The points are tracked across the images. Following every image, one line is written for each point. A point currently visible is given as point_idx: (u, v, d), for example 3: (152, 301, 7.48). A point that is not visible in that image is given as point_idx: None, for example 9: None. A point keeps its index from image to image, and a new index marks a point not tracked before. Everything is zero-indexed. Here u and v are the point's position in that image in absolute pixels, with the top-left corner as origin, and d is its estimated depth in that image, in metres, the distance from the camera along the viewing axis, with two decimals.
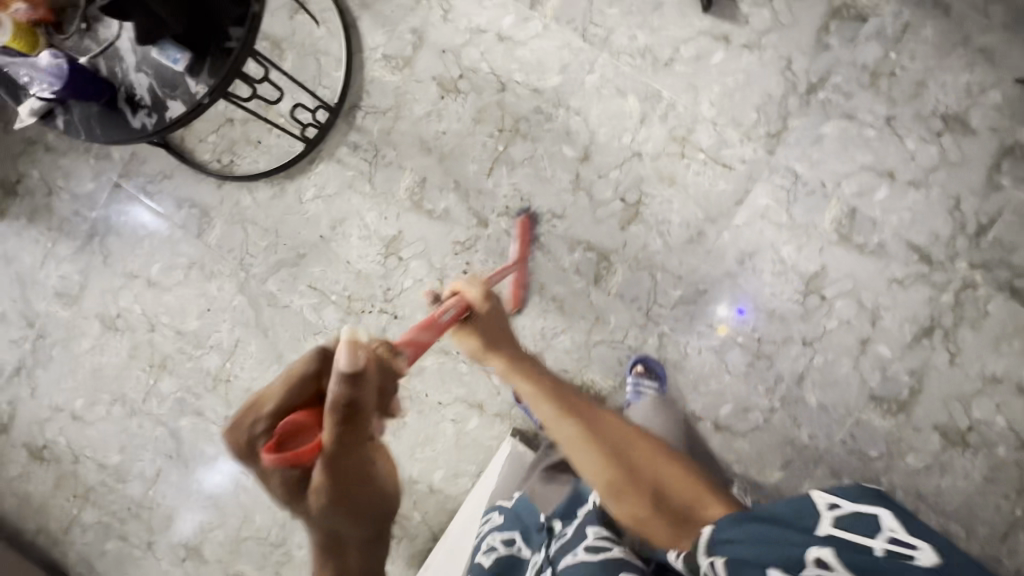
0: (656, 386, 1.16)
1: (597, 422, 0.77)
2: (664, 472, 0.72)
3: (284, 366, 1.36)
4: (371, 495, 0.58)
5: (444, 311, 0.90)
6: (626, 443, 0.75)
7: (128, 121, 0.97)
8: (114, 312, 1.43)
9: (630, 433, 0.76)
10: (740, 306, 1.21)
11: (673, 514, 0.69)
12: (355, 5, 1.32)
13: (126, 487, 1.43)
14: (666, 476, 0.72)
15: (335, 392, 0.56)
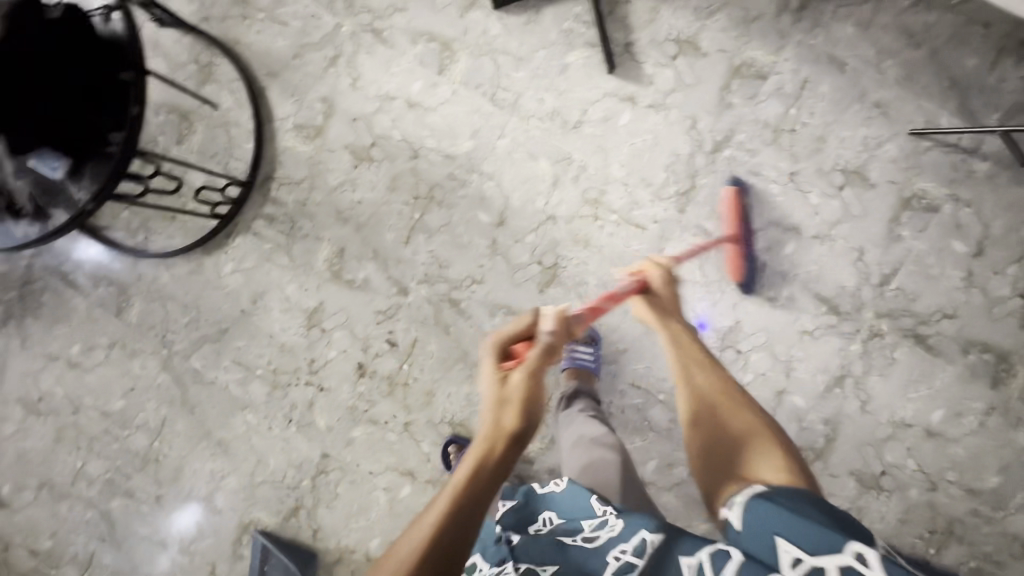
0: (590, 352, 1.19)
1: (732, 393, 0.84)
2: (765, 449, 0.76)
3: (213, 442, 1.34)
4: (532, 405, 0.72)
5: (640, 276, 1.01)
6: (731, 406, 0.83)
7: (12, 229, 0.95)
8: (37, 395, 1.40)
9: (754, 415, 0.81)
10: (701, 321, 1.21)
11: (733, 471, 0.76)
12: (262, 75, 1.30)
13: (59, 572, 1.40)
14: (741, 436, 0.79)
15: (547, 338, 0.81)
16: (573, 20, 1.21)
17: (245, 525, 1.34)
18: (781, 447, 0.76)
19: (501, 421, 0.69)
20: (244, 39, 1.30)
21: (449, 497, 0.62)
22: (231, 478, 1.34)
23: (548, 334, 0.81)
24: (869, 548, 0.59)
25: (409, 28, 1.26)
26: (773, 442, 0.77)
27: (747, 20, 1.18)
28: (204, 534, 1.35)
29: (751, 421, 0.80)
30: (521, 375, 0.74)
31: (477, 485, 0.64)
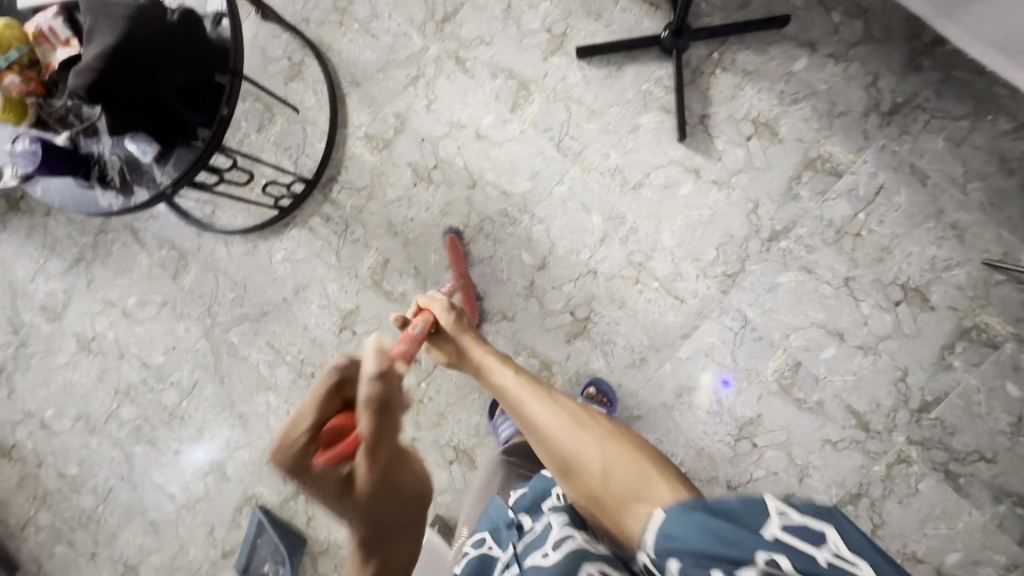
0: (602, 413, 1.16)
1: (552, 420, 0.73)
2: (609, 465, 0.66)
3: (234, 414, 1.42)
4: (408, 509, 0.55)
5: (415, 326, 0.92)
6: (586, 434, 0.70)
7: (98, 198, 1.03)
8: (91, 334, 1.51)
9: (582, 426, 0.72)
10: (725, 377, 1.19)
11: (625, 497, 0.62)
12: (345, 81, 1.35)
13: (80, 498, 1.52)
14: (617, 463, 0.66)
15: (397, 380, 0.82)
16: (653, 84, 1.21)
17: (248, 497, 1.41)
18: (639, 454, 0.68)
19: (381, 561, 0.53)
20: (336, 45, 1.36)
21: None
22: (244, 450, 1.42)
23: (371, 402, 0.56)
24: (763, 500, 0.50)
25: (491, 62, 1.28)
26: (637, 457, 0.67)
27: (832, 114, 1.15)
28: (210, 496, 1.44)
29: (609, 439, 0.70)
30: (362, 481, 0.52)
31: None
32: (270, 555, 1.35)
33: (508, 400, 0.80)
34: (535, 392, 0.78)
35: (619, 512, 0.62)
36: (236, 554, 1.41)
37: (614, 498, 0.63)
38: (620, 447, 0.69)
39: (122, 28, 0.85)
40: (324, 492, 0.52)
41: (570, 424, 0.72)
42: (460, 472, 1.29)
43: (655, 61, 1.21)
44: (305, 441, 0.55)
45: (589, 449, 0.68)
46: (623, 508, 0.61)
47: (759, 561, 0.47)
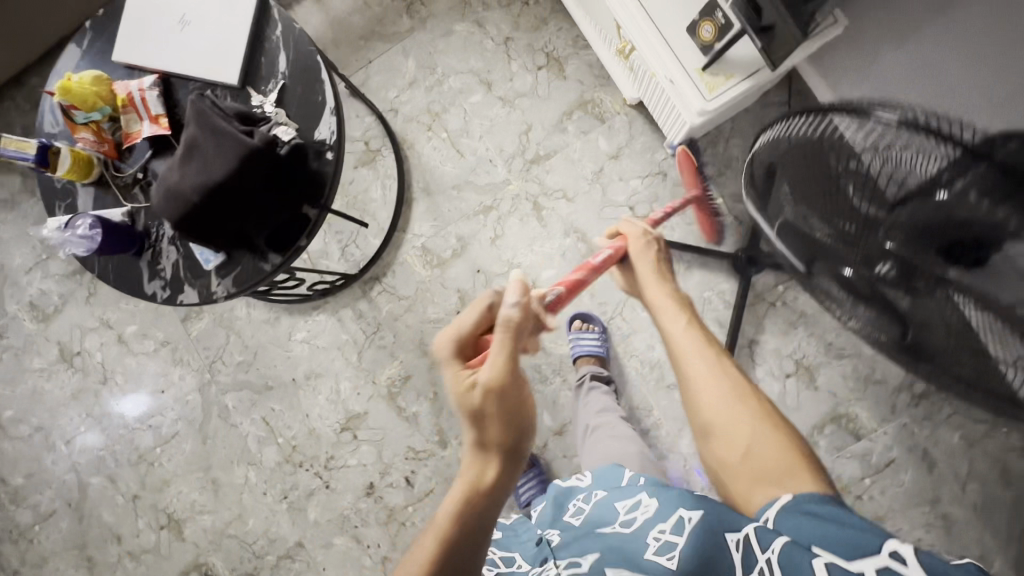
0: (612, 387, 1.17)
1: (696, 366, 0.71)
2: (757, 435, 0.63)
3: (207, 477, 1.37)
4: (515, 425, 0.60)
5: (601, 253, 0.89)
6: (733, 400, 0.67)
7: (142, 282, 0.97)
8: (76, 348, 1.43)
9: (734, 385, 0.68)
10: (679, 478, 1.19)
11: (759, 472, 0.61)
12: (416, 186, 1.32)
13: (17, 511, 1.43)
14: (766, 441, 0.63)
15: (512, 312, 0.62)
16: (714, 294, 1.23)
17: (198, 563, 1.36)
18: (795, 448, 0.62)
19: (481, 439, 0.60)
20: (418, 147, 1.32)
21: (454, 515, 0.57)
22: (208, 516, 1.37)
23: (511, 322, 0.62)
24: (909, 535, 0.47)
25: (568, 219, 1.27)
26: (790, 449, 0.61)
27: (868, 378, 1.20)
28: (158, 550, 1.38)
29: (766, 422, 0.65)
30: (488, 377, 0.59)
31: (474, 501, 0.58)
32: None
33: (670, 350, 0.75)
34: (705, 344, 0.73)
35: (747, 488, 0.61)
36: None
37: (753, 469, 0.61)
38: (765, 426, 0.65)
39: (232, 171, 0.80)
40: (461, 385, 0.61)
41: (720, 363, 0.71)
42: None
43: (723, 273, 1.23)
44: (463, 340, 0.65)
45: (740, 422, 0.65)
46: (756, 486, 0.60)
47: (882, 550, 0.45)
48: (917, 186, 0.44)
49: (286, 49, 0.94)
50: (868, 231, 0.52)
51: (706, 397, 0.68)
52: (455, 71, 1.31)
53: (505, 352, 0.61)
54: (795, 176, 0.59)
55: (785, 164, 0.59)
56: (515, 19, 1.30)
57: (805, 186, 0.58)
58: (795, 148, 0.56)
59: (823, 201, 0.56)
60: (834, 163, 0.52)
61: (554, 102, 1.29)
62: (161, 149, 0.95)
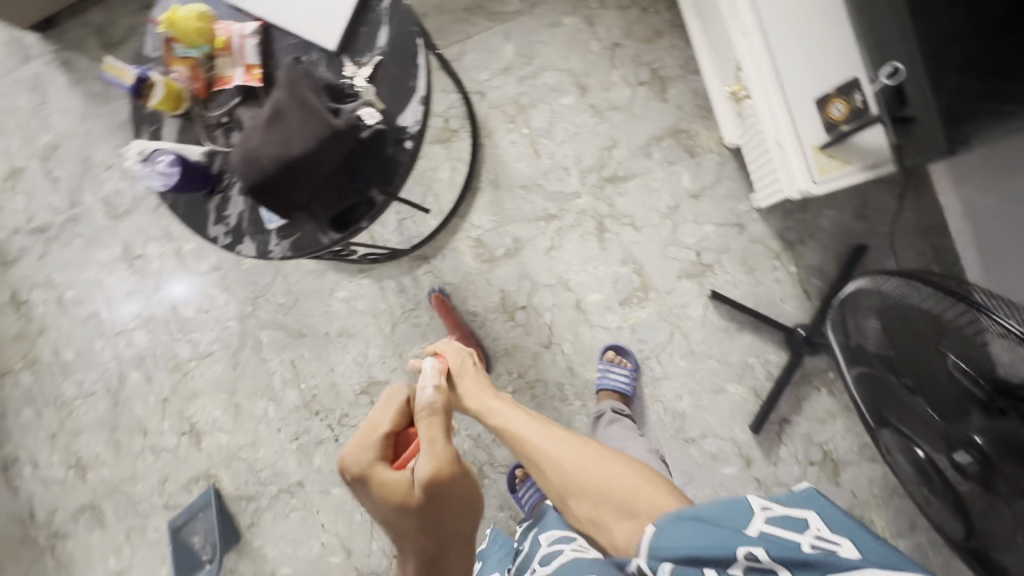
0: (625, 375, 1.19)
1: (530, 429, 0.83)
2: (588, 463, 0.76)
3: (231, 400, 1.45)
4: (464, 499, 0.66)
5: (429, 370, 0.92)
6: (576, 452, 0.78)
7: (206, 223, 0.98)
8: (138, 251, 1.51)
9: (558, 430, 0.83)
10: None
11: (617, 509, 0.71)
12: (485, 177, 1.29)
13: (63, 382, 1.57)
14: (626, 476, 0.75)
15: (427, 397, 0.77)
16: (758, 361, 1.18)
17: (208, 474, 1.47)
18: (632, 468, 0.76)
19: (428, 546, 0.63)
20: (496, 138, 1.28)
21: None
22: (225, 435, 1.46)
23: (428, 407, 0.75)
24: (750, 500, 0.61)
25: (629, 247, 1.23)
26: (630, 470, 0.75)
27: (898, 490, 1.13)
28: (177, 452, 1.49)
29: (596, 449, 0.79)
30: (424, 471, 0.65)
31: None
32: (204, 532, 1.45)
33: (516, 442, 0.83)
34: (516, 405, 0.88)
35: (610, 527, 0.71)
36: (175, 512, 1.49)
37: (604, 508, 0.72)
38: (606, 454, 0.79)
39: (315, 149, 0.80)
40: (396, 488, 0.65)
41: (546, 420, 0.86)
42: None
43: (774, 343, 1.18)
44: (384, 437, 0.73)
45: (592, 470, 0.76)
46: (618, 527, 0.70)
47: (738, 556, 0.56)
48: (1011, 400, 0.43)
49: (389, 23, 0.91)
50: (958, 418, 0.50)
51: (552, 453, 0.78)
52: (553, 67, 1.25)
53: (440, 439, 0.70)
54: (896, 335, 0.59)
55: (890, 319, 0.59)
56: (628, 26, 1.22)
57: (902, 350, 0.57)
58: (901, 307, 0.57)
59: (918, 370, 0.55)
60: (940, 344, 0.51)
61: (647, 123, 1.22)
62: (248, 98, 0.95)
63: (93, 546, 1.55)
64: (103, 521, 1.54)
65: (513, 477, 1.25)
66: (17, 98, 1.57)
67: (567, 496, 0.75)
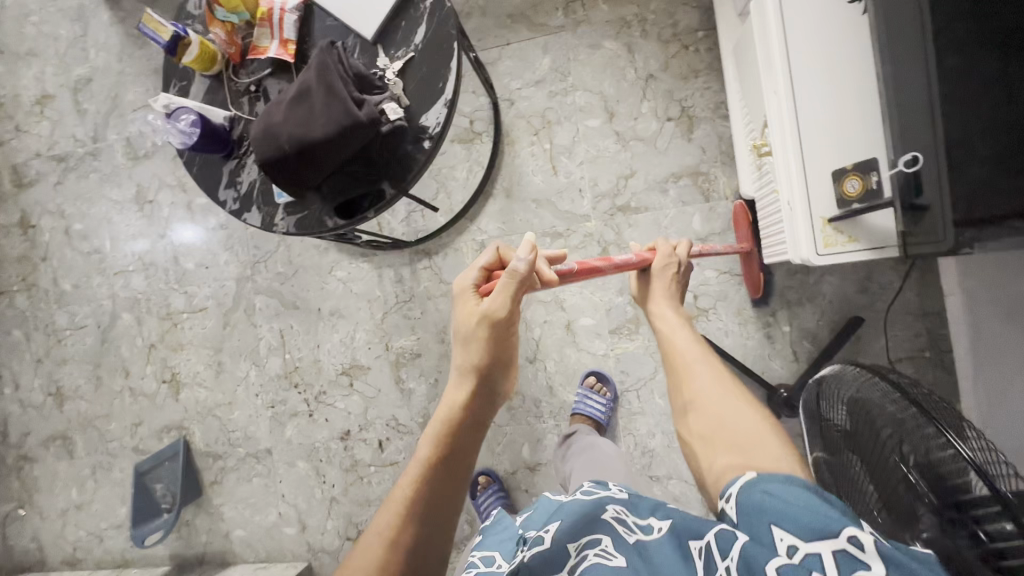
0: (603, 404, 1.20)
1: (695, 364, 0.66)
2: (730, 401, 0.61)
3: (215, 358, 1.47)
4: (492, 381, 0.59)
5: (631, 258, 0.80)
6: (720, 386, 0.63)
7: (217, 185, 0.99)
8: (151, 197, 1.52)
9: (723, 374, 0.65)
10: None
11: (726, 444, 0.57)
12: (500, 184, 1.30)
13: (56, 311, 1.59)
14: (748, 424, 0.58)
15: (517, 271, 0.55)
16: None
17: (181, 425, 1.49)
18: (775, 429, 0.58)
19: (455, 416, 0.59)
20: (517, 148, 1.29)
21: (431, 456, 0.58)
22: (204, 390, 1.48)
23: (517, 275, 0.55)
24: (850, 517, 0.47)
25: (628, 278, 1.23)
26: (771, 427, 0.57)
27: None
28: (154, 399, 1.51)
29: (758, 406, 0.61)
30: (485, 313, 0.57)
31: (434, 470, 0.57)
32: (167, 481, 1.47)
33: (671, 358, 0.69)
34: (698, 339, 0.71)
35: (708, 458, 0.58)
36: (143, 456, 1.51)
37: (716, 442, 0.58)
38: (759, 411, 0.60)
39: (333, 135, 0.81)
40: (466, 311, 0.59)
41: (714, 366, 0.65)
42: (349, 549, 1.38)
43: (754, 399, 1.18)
44: (478, 281, 0.61)
45: (724, 404, 0.60)
46: (722, 456, 0.57)
47: (839, 532, 0.42)
48: (960, 519, 0.44)
49: (428, 22, 0.91)
50: (907, 522, 0.51)
51: (697, 376, 0.65)
52: (585, 88, 1.25)
53: (508, 300, 0.56)
54: (859, 424, 0.59)
55: (858, 406, 0.59)
56: (666, 60, 1.22)
57: (865, 438, 0.58)
58: (871, 400, 0.57)
59: (875, 462, 0.56)
60: (901, 449, 0.52)
61: (667, 160, 1.22)
62: (279, 71, 0.96)
63: (59, 474, 1.58)
64: (74, 452, 1.57)
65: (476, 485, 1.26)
66: (59, 26, 1.59)
67: (683, 416, 0.64)
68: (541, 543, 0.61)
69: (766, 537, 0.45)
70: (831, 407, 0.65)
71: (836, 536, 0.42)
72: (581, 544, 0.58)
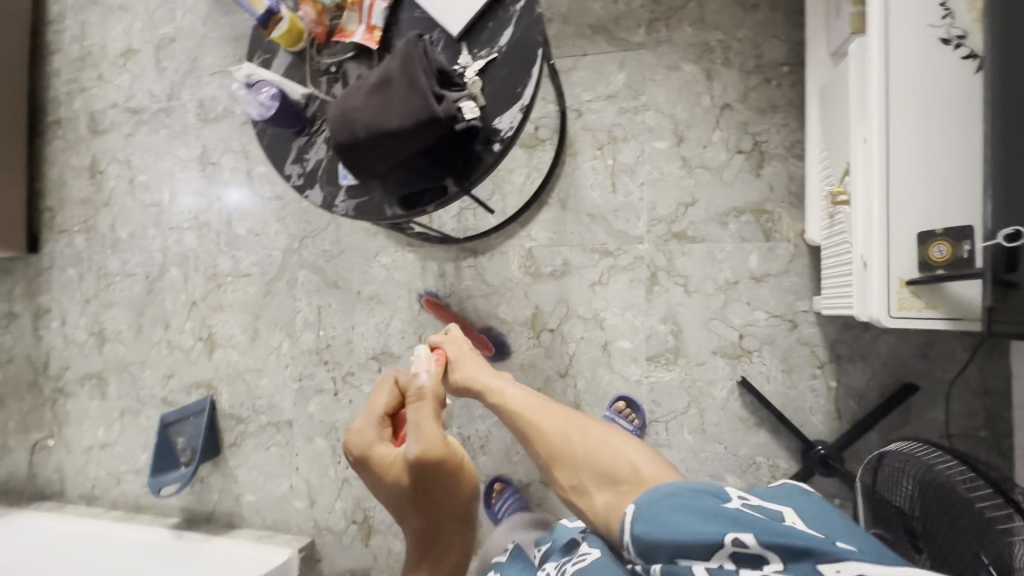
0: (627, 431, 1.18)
1: (541, 414, 0.84)
2: (586, 439, 0.78)
3: (252, 324, 1.50)
4: (452, 484, 0.71)
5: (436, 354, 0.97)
6: (571, 430, 0.80)
7: (284, 159, 1.01)
8: (214, 159, 1.57)
9: (558, 409, 0.86)
10: None
11: (601, 476, 0.74)
12: (556, 194, 1.28)
13: (110, 256, 1.65)
14: (608, 451, 0.76)
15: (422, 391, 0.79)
16: (766, 463, 1.15)
17: (210, 384, 1.53)
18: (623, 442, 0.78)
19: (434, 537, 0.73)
20: (579, 160, 1.27)
21: None
22: (236, 354, 1.51)
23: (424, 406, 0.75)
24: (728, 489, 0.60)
25: (673, 307, 1.21)
26: (622, 443, 0.77)
27: None
28: (189, 354, 1.55)
29: (601, 429, 0.80)
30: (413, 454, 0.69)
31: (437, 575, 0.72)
32: (189, 436, 1.50)
33: (516, 415, 0.87)
34: (536, 398, 0.88)
35: (593, 496, 0.74)
36: (170, 408, 1.56)
37: (601, 479, 0.73)
38: (609, 433, 0.80)
39: (409, 126, 0.81)
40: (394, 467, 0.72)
41: (556, 414, 0.84)
42: (353, 532, 1.39)
43: (787, 450, 1.14)
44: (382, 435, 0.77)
45: (578, 440, 0.78)
46: (605, 493, 0.72)
47: (727, 542, 0.53)
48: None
49: (516, 25, 0.91)
50: None
51: (553, 425, 0.82)
52: (657, 108, 1.23)
53: (423, 434, 0.72)
54: (928, 506, 0.69)
55: (928, 488, 0.69)
56: (745, 91, 1.19)
57: (930, 522, 0.69)
58: (935, 473, 0.69)
59: (945, 543, 0.65)
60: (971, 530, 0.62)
61: (732, 192, 1.19)
62: (361, 56, 0.97)
63: (89, 412, 1.64)
64: (106, 393, 1.62)
65: (490, 492, 1.27)
66: None
67: (560, 465, 0.78)
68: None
69: (683, 565, 0.55)
70: (895, 483, 0.76)
71: (722, 544, 0.53)
72: (565, 563, 0.73)
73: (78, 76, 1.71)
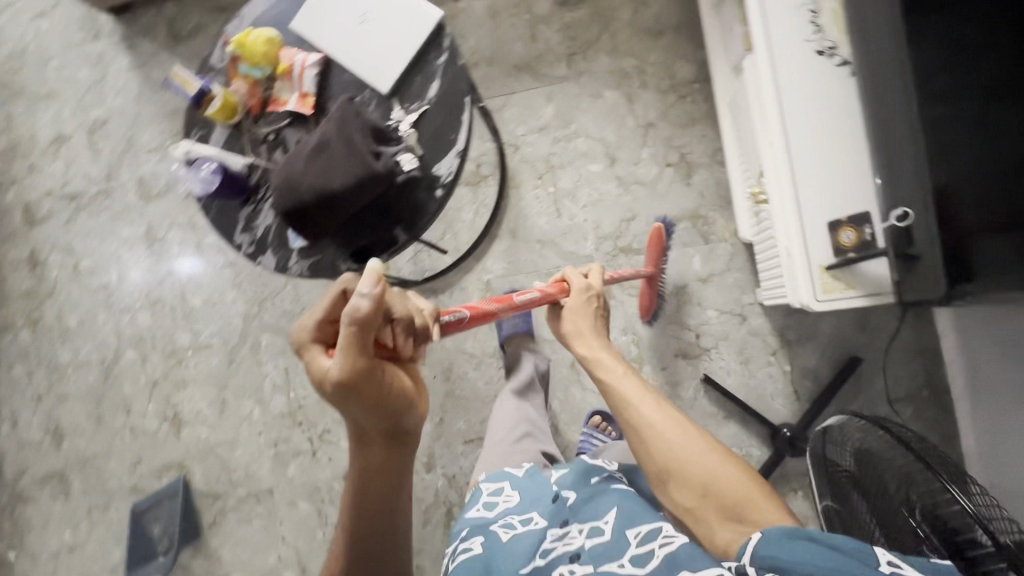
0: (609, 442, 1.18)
1: (648, 409, 0.72)
2: (708, 458, 0.64)
3: (219, 396, 1.47)
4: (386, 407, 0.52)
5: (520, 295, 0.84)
6: (688, 438, 0.67)
7: (233, 229, 1.02)
8: (161, 235, 1.55)
9: (676, 413, 0.71)
10: None
11: (719, 506, 0.61)
12: (506, 225, 1.33)
13: (59, 347, 1.59)
14: (728, 480, 0.62)
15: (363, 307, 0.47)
16: (740, 453, 1.19)
17: (181, 465, 1.48)
18: (752, 478, 0.62)
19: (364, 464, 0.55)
20: (522, 191, 1.33)
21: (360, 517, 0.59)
22: (206, 428, 1.47)
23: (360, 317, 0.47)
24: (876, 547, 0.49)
25: (631, 317, 1.26)
26: (749, 481, 0.62)
27: None
28: (155, 436, 1.50)
29: (725, 455, 0.65)
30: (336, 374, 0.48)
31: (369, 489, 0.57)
32: (164, 522, 1.44)
33: (620, 404, 0.75)
34: (647, 389, 0.76)
35: (708, 524, 0.62)
36: (142, 496, 1.49)
37: (719, 507, 0.61)
38: (730, 464, 0.64)
39: (351, 185, 0.85)
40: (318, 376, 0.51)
41: (670, 413, 0.71)
42: None
43: (757, 437, 1.19)
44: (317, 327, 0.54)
45: (697, 458, 0.64)
46: (722, 524, 0.61)
47: None
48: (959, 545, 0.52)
49: (441, 78, 0.96)
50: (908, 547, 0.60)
51: (663, 427, 0.69)
52: (587, 134, 1.31)
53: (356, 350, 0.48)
54: (869, 474, 0.67)
55: (866, 457, 0.67)
56: (664, 109, 1.28)
57: (869, 482, 0.67)
58: (866, 448, 0.67)
59: (886, 511, 0.63)
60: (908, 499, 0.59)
61: (667, 203, 1.26)
62: (297, 121, 1.01)
63: (53, 515, 1.55)
64: (70, 491, 1.54)
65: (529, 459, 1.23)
66: (79, 70, 1.65)
67: (668, 478, 0.66)
68: (601, 533, 0.71)
69: None
70: (839, 454, 0.74)
71: None
72: (644, 534, 0.68)
73: (8, 169, 1.67)
